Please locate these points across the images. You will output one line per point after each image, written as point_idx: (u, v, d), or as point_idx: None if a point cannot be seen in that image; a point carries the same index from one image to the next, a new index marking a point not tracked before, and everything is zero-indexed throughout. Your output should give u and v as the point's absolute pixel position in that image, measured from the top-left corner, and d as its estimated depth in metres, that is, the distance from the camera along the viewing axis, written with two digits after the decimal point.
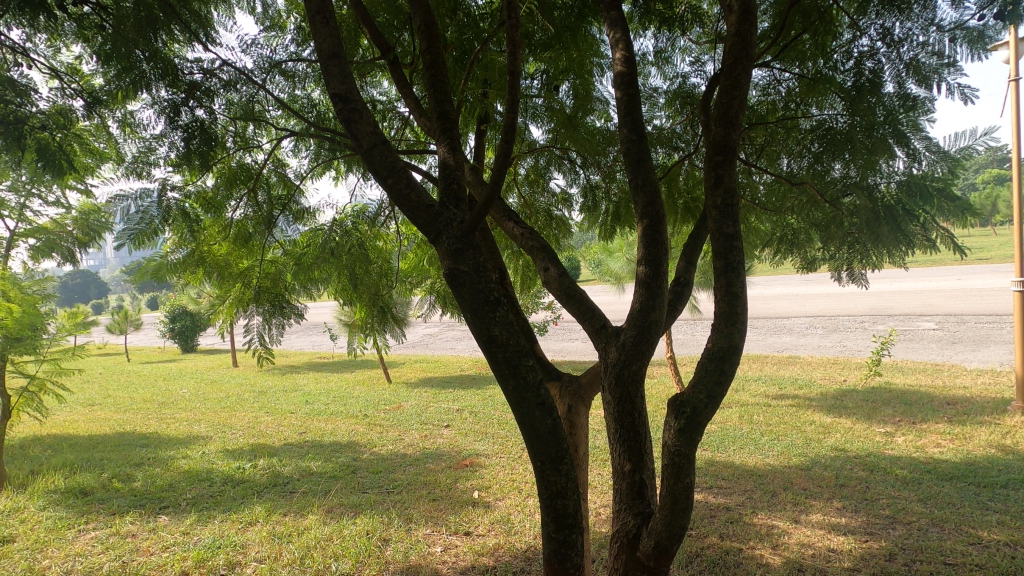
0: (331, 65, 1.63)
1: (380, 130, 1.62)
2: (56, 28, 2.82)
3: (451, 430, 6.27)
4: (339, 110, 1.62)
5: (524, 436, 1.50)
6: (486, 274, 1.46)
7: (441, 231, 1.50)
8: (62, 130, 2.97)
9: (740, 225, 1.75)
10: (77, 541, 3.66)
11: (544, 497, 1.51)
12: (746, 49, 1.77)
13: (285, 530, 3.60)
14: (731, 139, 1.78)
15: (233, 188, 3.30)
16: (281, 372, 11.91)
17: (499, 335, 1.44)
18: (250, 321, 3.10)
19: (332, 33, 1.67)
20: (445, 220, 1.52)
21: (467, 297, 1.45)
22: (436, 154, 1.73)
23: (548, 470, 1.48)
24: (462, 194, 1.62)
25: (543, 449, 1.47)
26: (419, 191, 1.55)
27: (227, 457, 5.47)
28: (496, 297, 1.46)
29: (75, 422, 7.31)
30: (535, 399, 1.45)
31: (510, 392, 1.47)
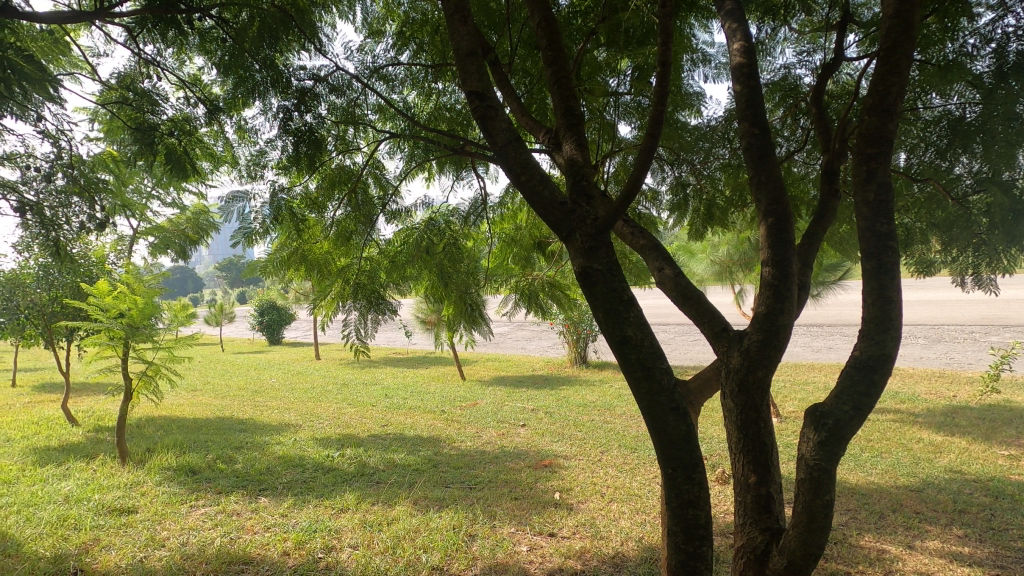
0: (468, 63, 1.67)
1: (513, 127, 1.61)
2: (183, 43, 3.05)
3: (527, 429, 6.28)
4: (475, 108, 1.64)
5: (655, 443, 1.46)
6: (619, 274, 1.44)
7: (575, 228, 1.49)
8: (188, 137, 3.23)
9: (895, 223, 1.66)
10: (190, 515, 3.97)
11: (673, 506, 1.47)
12: (908, 31, 1.64)
13: (375, 519, 3.72)
14: (888, 130, 1.67)
15: (334, 190, 3.44)
16: (360, 365, 12.43)
17: (633, 336, 1.41)
18: (348, 316, 3.18)
19: (470, 31, 1.71)
20: (577, 217, 1.50)
21: (600, 296, 1.43)
22: (560, 151, 1.72)
23: (680, 479, 1.44)
24: (592, 190, 1.62)
25: (676, 456, 1.43)
26: (552, 188, 1.54)
27: (316, 445, 5.75)
28: (629, 297, 1.43)
29: (182, 405, 7.96)
30: (669, 403, 1.41)
31: (641, 394, 1.44)
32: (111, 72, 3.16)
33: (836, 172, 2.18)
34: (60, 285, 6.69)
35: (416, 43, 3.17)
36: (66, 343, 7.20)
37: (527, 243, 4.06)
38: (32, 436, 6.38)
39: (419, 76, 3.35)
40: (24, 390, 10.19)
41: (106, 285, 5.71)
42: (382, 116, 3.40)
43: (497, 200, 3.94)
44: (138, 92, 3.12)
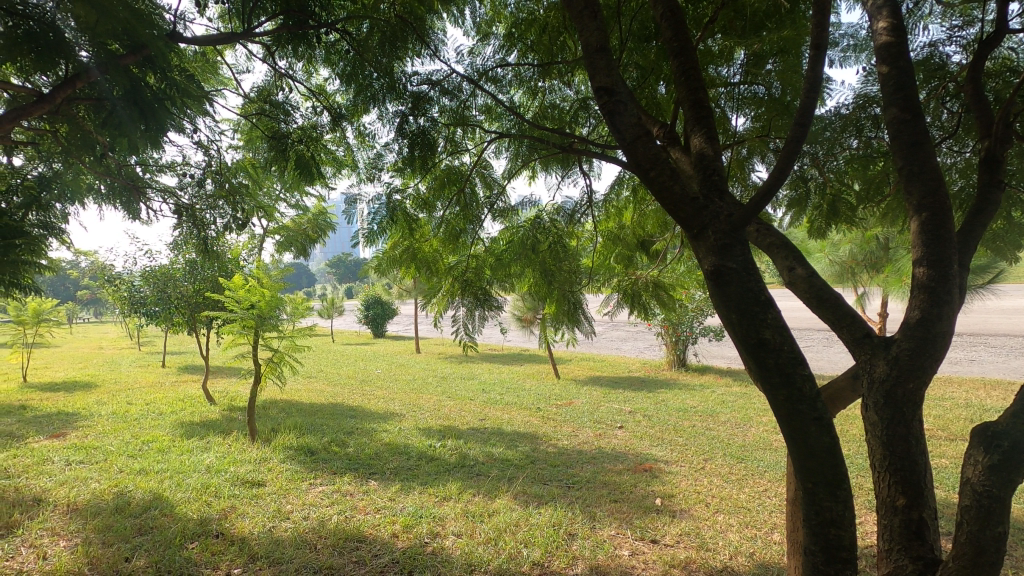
0: (597, 59, 1.65)
1: (643, 121, 1.58)
2: (311, 56, 3.29)
3: (625, 431, 6.17)
4: (602, 104, 1.63)
5: (793, 455, 1.40)
6: (755, 273, 1.40)
7: (707, 225, 1.48)
8: (314, 144, 3.49)
9: None
10: (310, 492, 4.32)
11: (812, 523, 1.41)
12: None
13: (477, 510, 3.83)
14: None
15: (443, 190, 3.58)
16: (457, 360, 12.87)
17: (770, 339, 1.36)
18: (458, 312, 3.32)
19: (599, 25, 1.69)
20: (710, 213, 1.50)
21: (735, 296, 1.40)
22: (689, 145, 1.69)
23: (822, 495, 1.37)
24: (724, 185, 1.60)
25: (816, 470, 1.37)
26: (683, 182, 1.54)
27: (419, 435, 6.03)
28: (766, 298, 1.39)
29: (300, 390, 8.68)
30: (810, 413, 1.35)
31: (778, 401, 1.39)
32: (251, 86, 3.48)
33: (1001, 160, 1.92)
34: (203, 278, 7.55)
35: (523, 43, 3.18)
36: (207, 331, 8.11)
37: (630, 242, 3.98)
38: (180, 411, 7.25)
39: (526, 75, 3.35)
40: (172, 370, 11.61)
41: (241, 279, 6.39)
42: (489, 117, 3.47)
43: (602, 198, 3.88)
44: (272, 103, 3.42)
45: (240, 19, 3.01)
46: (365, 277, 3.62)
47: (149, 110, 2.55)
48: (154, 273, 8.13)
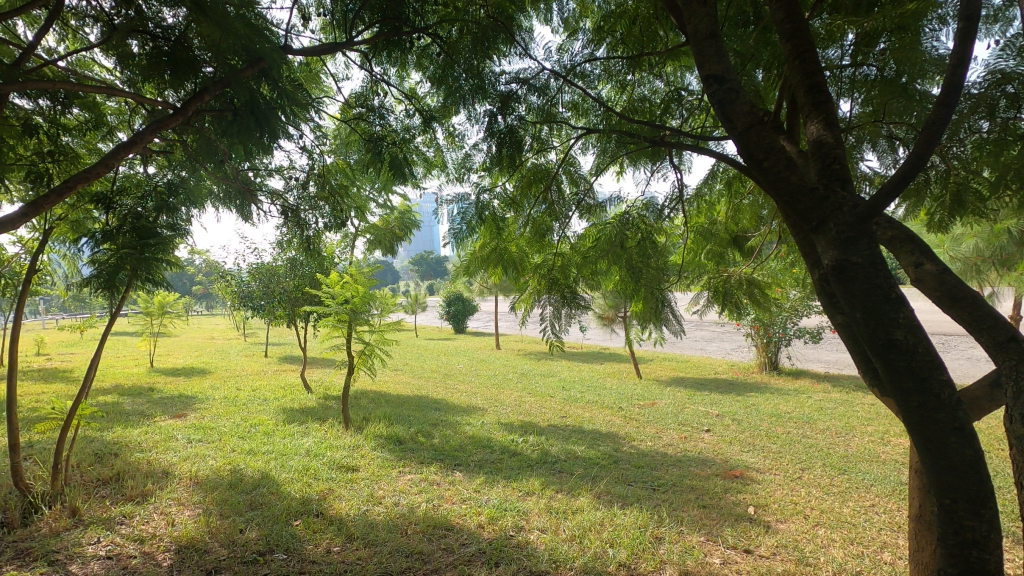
0: (707, 45, 1.66)
1: (757, 110, 1.56)
2: (404, 62, 3.41)
3: (712, 435, 5.94)
4: (713, 92, 1.62)
5: (930, 468, 1.37)
6: (885, 269, 1.33)
7: (828, 217, 1.44)
8: (406, 146, 3.62)
9: None
10: (399, 479, 4.52)
11: (951, 543, 1.39)
12: None
13: (560, 506, 3.83)
14: None
15: (531, 189, 3.61)
16: (536, 357, 12.94)
17: (902, 341, 1.30)
18: (545, 309, 3.32)
19: (708, 12, 1.69)
20: (832, 205, 1.45)
21: (860, 293, 1.33)
22: (806, 133, 1.64)
23: (964, 512, 1.35)
24: (846, 174, 1.53)
25: (956, 487, 1.34)
26: (800, 173, 1.51)
27: (501, 429, 6.13)
28: (897, 296, 1.32)
29: (388, 382, 9.10)
30: (951, 423, 1.31)
31: (911, 407, 1.34)
32: (350, 92, 3.66)
33: None
34: (302, 274, 8.09)
35: (612, 36, 3.12)
36: (305, 324, 8.69)
37: (722, 238, 3.83)
38: (281, 398, 7.83)
39: (614, 69, 3.29)
40: (273, 360, 12.55)
41: (336, 275, 6.79)
42: (576, 114, 3.45)
43: (693, 192, 3.73)
44: (368, 107, 3.58)
45: (341, 29, 3.19)
46: (455, 273, 3.72)
47: (264, 119, 2.75)
48: (260, 270, 8.82)
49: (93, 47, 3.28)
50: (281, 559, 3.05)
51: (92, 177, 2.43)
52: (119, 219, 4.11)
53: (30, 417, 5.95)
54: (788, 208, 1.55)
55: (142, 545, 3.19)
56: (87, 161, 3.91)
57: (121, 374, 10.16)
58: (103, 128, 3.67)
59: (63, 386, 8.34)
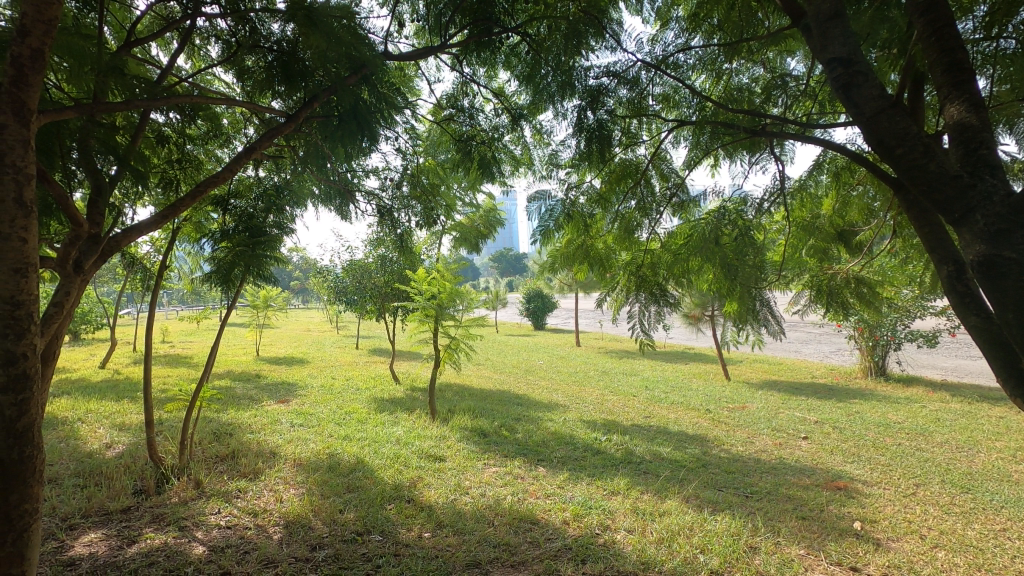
0: (831, 27, 1.66)
1: (887, 93, 1.55)
2: (494, 61, 3.46)
3: (810, 443, 5.57)
4: (839, 76, 1.62)
5: None
6: None
7: (976, 207, 1.40)
8: (495, 145, 3.68)
9: None
10: (485, 471, 4.62)
11: None
12: None
13: (647, 508, 3.75)
14: None
15: (620, 184, 3.54)
16: (617, 356, 12.74)
17: None
18: (633, 307, 3.42)
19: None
20: (980, 194, 1.40)
21: (1012, 289, 1.32)
22: (944, 117, 1.56)
23: None
24: (996, 159, 1.44)
25: None
26: (939, 161, 1.48)
27: (584, 427, 6.10)
28: None
29: (471, 376, 9.33)
30: None
31: None
32: (442, 94, 3.77)
33: None
34: (392, 271, 8.46)
35: (708, 23, 2.99)
36: (394, 318, 9.09)
37: (828, 232, 3.56)
38: (372, 388, 8.25)
39: (710, 57, 3.17)
40: (364, 352, 13.24)
41: (424, 272, 7.04)
42: (667, 105, 3.35)
43: (795, 184, 3.49)
44: (459, 108, 3.67)
45: (434, 33, 3.30)
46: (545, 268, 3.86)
47: (365, 123, 2.90)
48: (353, 266, 9.33)
49: (214, 63, 3.60)
50: (377, 540, 3.21)
51: (219, 182, 2.66)
52: (237, 219, 4.50)
53: (160, 397, 6.68)
54: (926, 197, 1.52)
55: (256, 518, 3.48)
56: (209, 166, 4.30)
57: (233, 361, 11.14)
58: (222, 136, 4.02)
59: (186, 370, 9.28)
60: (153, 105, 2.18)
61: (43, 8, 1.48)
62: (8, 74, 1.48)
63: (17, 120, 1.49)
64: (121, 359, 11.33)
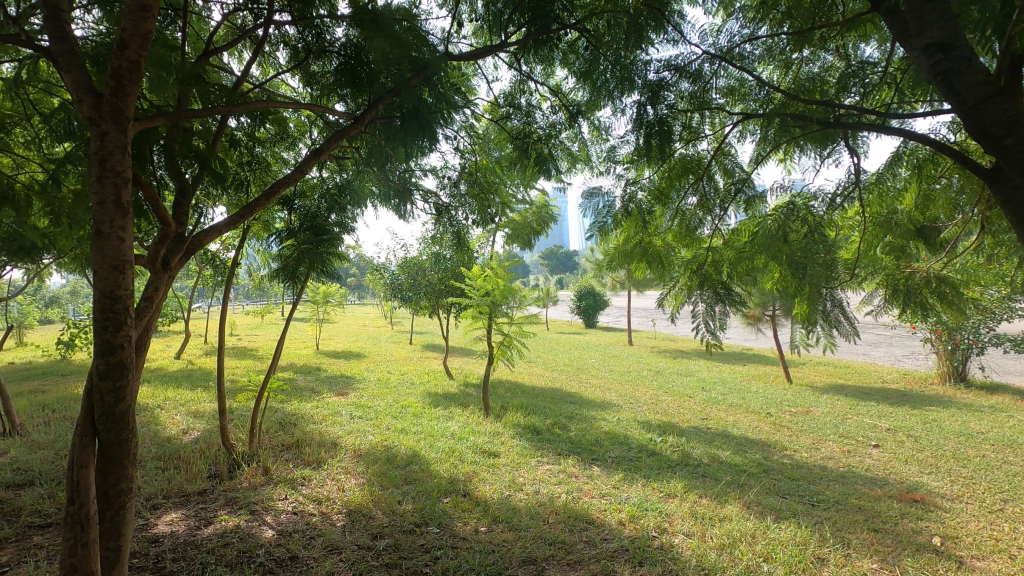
0: (929, 14, 1.88)
1: (988, 79, 1.78)
2: (551, 59, 3.44)
3: (881, 451, 5.27)
4: (938, 61, 1.86)
5: None
6: None
7: None
8: (551, 142, 3.67)
9: None
10: (539, 468, 4.63)
11: None
12: None
13: (706, 512, 3.66)
14: None
15: (681, 180, 3.45)
16: (671, 356, 12.47)
17: None
18: (697, 306, 3.36)
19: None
20: None
21: None
22: None
23: None
24: None
25: None
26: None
27: (639, 427, 6.01)
28: None
29: (523, 373, 9.36)
30: None
31: None
32: (499, 92, 3.77)
33: None
34: (446, 268, 8.59)
35: (777, 11, 2.85)
36: (447, 315, 9.24)
37: (907, 228, 3.28)
38: (427, 383, 8.42)
39: (777, 48, 3.05)
40: (418, 347, 13.53)
41: (478, 269, 7.11)
42: (731, 98, 3.22)
43: (871, 178, 3.30)
44: (516, 106, 3.67)
45: (492, 32, 3.31)
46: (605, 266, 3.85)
47: (425, 123, 2.95)
48: (409, 263, 9.54)
49: (283, 70, 3.76)
50: (435, 532, 3.28)
51: (290, 183, 2.78)
52: (302, 218, 4.69)
53: (231, 387, 7.06)
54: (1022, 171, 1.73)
55: (320, 506, 3.63)
56: (277, 168, 4.50)
57: (295, 354, 11.64)
58: (288, 138, 4.20)
59: (253, 362, 9.76)
60: (232, 112, 2.29)
61: (140, 22, 1.59)
62: (108, 85, 1.60)
63: (117, 126, 1.61)
64: (195, 351, 12.05)
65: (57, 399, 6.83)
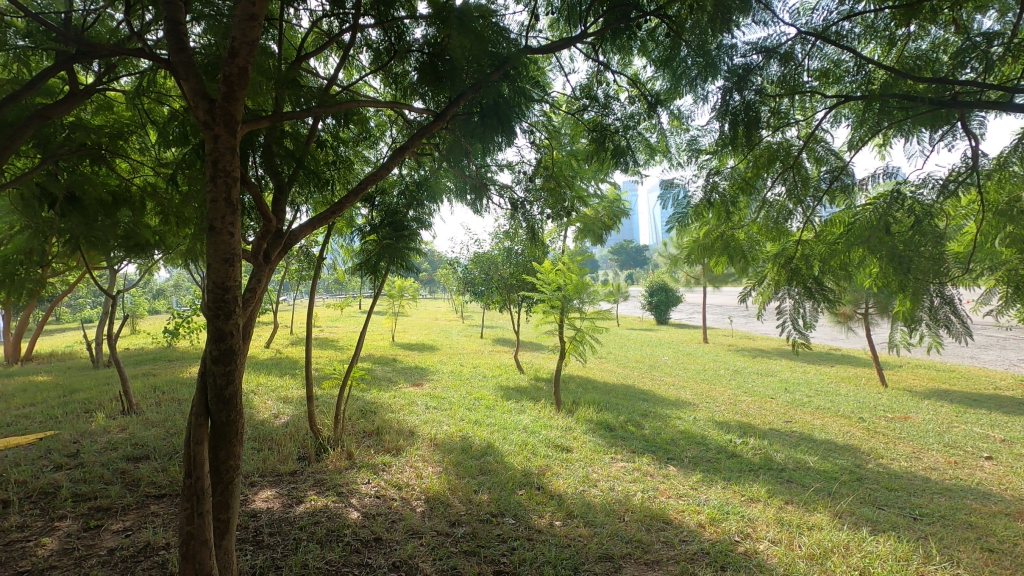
0: None
1: None
2: (629, 48, 3.35)
3: (995, 464, 4.78)
4: None
5: None
6: None
7: None
8: (629, 133, 3.59)
9: None
10: (613, 465, 4.57)
11: None
12: None
13: (793, 519, 3.48)
14: None
15: (769, 169, 3.27)
16: (750, 355, 11.92)
17: None
18: (784, 303, 3.26)
19: None
20: None
21: None
22: None
23: None
24: None
25: None
26: None
27: (717, 428, 5.79)
28: None
29: (595, 369, 9.27)
30: None
31: None
32: (575, 85, 3.72)
33: None
34: (518, 263, 8.64)
35: None
36: (519, 309, 9.30)
37: None
38: (498, 376, 8.54)
39: (879, 24, 2.83)
40: (488, 341, 13.74)
41: (550, 264, 7.09)
42: (824, 80, 3.03)
43: (990, 162, 2.98)
44: (592, 98, 3.61)
45: (569, 23, 3.27)
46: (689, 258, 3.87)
47: (504, 117, 2.98)
48: (481, 258, 9.68)
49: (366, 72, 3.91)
50: (511, 523, 3.32)
51: (378, 179, 2.87)
52: (383, 214, 4.86)
53: (316, 376, 7.48)
54: None
55: (400, 491, 3.77)
56: (359, 166, 4.68)
57: (373, 346, 12.14)
58: (370, 137, 4.36)
59: (335, 353, 10.29)
60: (325, 113, 2.40)
61: (247, 31, 1.71)
62: (220, 90, 1.72)
63: (227, 129, 1.73)
64: (283, 340, 12.87)
65: (167, 382, 7.51)
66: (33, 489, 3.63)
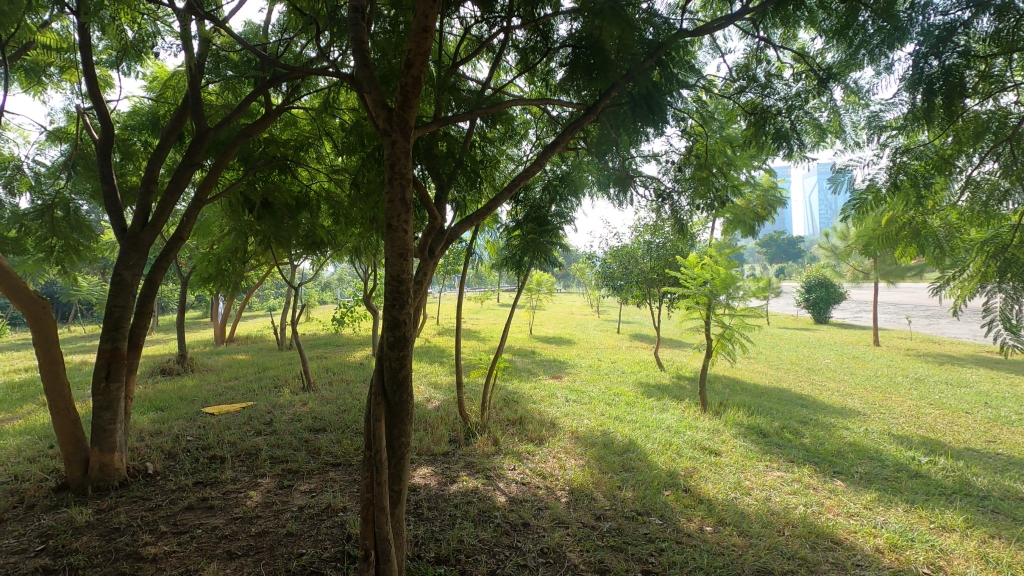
0: None
1: None
2: (795, 21, 3.04)
3: None
4: None
5: None
6: None
7: None
8: (794, 114, 3.26)
9: None
10: (768, 473, 4.23)
11: None
12: None
13: (1003, 557, 2.95)
14: None
15: (975, 144, 2.77)
16: (937, 361, 10.29)
17: None
18: (992, 300, 2.88)
19: None
20: None
21: None
22: None
23: None
24: None
25: None
26: None
27: (895, 442, 5.09)
28: None
29: (743, 370, 8.67)
30: None
31: None
32: (732, 67, 3.49)
33: None
34: (659, 256, 8.35)
35: None
36: (659, 305, 9.00)
37: None
38: (638, 373, 8.34)
39: None
40: (625, 336, 13.47)
41: (695, 258, 6.74)
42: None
43: None
44: (750, 78, 3.36)
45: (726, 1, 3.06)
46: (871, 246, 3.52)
47: (654, 105, 2.87)
48: (620, 251, 9.50)
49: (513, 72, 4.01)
50: (657, 523, 3.23)
51: (527, 177, 2.91)
52: (527, 211, 4.97)
53: (462, 365, 7.92)
54: None
55: (545, 480, 3.86)
56: (505, 165, 4.83)
57: (512, 338, 12.56)
58: (514, 136, 4.48)
59: (478, 343, 10.81)
60: (482, 115, 2.52)
61: (421, 42, 1.84)
62: (398, 100, 1.88)
63: (403, 135, 1.89)
64: (431, 330, 13.83)
65: (336, 364, 8.47)
66: (241, 450, 4.31)
